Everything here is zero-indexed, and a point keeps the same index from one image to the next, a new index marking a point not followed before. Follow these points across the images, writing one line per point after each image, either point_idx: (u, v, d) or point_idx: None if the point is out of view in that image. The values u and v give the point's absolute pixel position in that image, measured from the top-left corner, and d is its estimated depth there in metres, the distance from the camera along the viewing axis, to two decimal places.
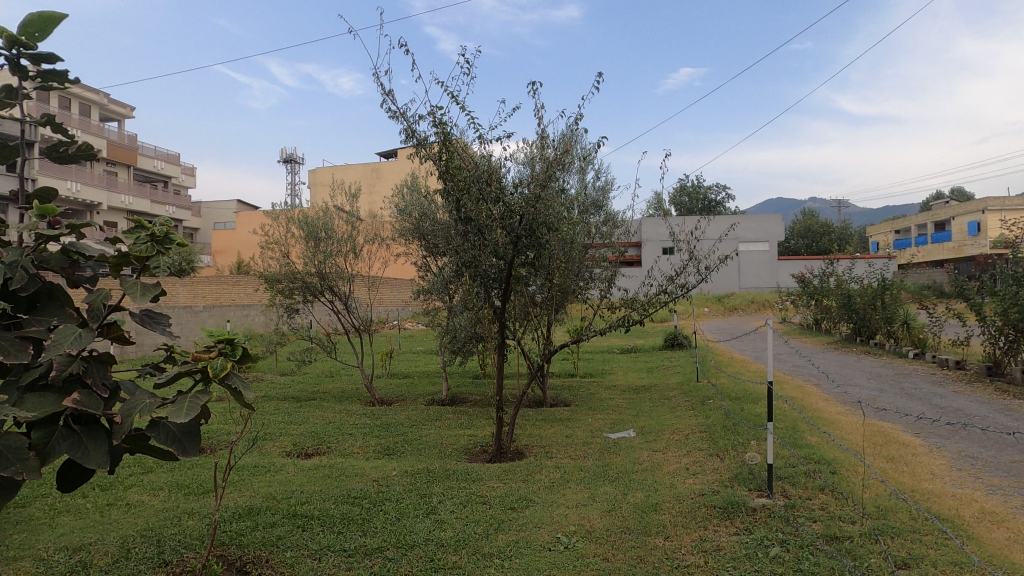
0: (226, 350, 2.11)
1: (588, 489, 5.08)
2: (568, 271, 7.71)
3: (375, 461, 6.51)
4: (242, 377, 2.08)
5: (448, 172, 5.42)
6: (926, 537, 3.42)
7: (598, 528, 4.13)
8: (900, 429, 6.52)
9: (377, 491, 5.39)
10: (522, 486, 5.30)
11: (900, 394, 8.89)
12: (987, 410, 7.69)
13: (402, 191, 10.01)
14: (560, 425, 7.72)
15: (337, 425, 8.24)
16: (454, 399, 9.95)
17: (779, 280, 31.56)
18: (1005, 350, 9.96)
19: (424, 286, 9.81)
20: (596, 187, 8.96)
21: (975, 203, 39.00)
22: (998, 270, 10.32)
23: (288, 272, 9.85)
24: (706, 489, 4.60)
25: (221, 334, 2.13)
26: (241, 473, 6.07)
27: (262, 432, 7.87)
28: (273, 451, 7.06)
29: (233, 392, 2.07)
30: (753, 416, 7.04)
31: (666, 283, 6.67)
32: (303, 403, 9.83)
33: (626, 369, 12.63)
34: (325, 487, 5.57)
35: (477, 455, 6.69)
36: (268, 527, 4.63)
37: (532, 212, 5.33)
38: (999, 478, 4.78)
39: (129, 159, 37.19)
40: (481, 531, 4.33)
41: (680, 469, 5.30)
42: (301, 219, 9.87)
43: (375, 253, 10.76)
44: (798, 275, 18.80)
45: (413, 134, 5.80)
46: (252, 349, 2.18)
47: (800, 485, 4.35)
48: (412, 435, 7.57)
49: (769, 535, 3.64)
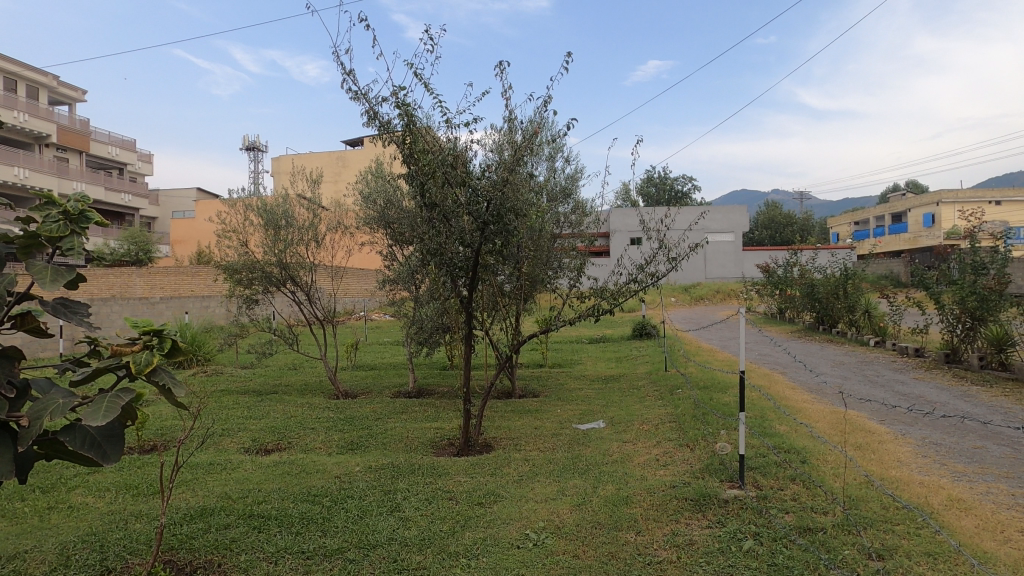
0: (154, 342, 1.87)
1: (557, 482, 4.96)
2: (536, 260, 7.57)
3: (338, 457, 6.28)
4: (172, 373, 1.85)
5: (412, 155, 5.19)
6: (900, 527, 3.38)
7: (569, 523, 4.00)
8: (865, 417, 6.57)
9: (339, 488, 5.17)
10: (490, 480, 5.16)
11: (863, 382, 9.01)
12: (947, 396, 7.83)
13: (366, 177, 9.71)
14: (529, 417, 7.59)
15: (299, 420, 7.97)
16: (421, 391, 9.75)
17: (744, 270, 32.05)
18: (961, 338, 10.19)
19: (389, 276, 9.55)
20: (564, 175, 8.80)
21: (930, 195, 40.14)
22: (957, 258, 10.51)
23: (247, 262, 9.47)
24: (677, 480, 4.52)
25: (148, 324, 1.89)
26: (195, 472, 5.78)
27: (219, 428, 7.57)
28: (231, 447, 6.78)
29: (161, 390, 1.84)
30: (722, 405, 7.01)
31: (636, 271, 6.57)
32: (264, 397, 9.52)
33: (594, 359, 12.61)
34: (284, 485, 5.33)
35: (444, 448, 6.53)
36: (222, 529, 4.39)
37: (500, 197, 5.12)
38: (963, 465, 4.81)
39: (82, 145, 35.73)
40: (447, 529, 4.17)
41: (650, 461, 5.22)
42: (260, 207, 9.51)
43: (339, 242, 10.46)
44: (762, 265, 19.03)
45: (375, 116, 5.55)
46: (184, 342, 1.95)
47: (771, 475, 4.29)
48: (377, 429, 7.35)
49: (742, 528, 3.57)
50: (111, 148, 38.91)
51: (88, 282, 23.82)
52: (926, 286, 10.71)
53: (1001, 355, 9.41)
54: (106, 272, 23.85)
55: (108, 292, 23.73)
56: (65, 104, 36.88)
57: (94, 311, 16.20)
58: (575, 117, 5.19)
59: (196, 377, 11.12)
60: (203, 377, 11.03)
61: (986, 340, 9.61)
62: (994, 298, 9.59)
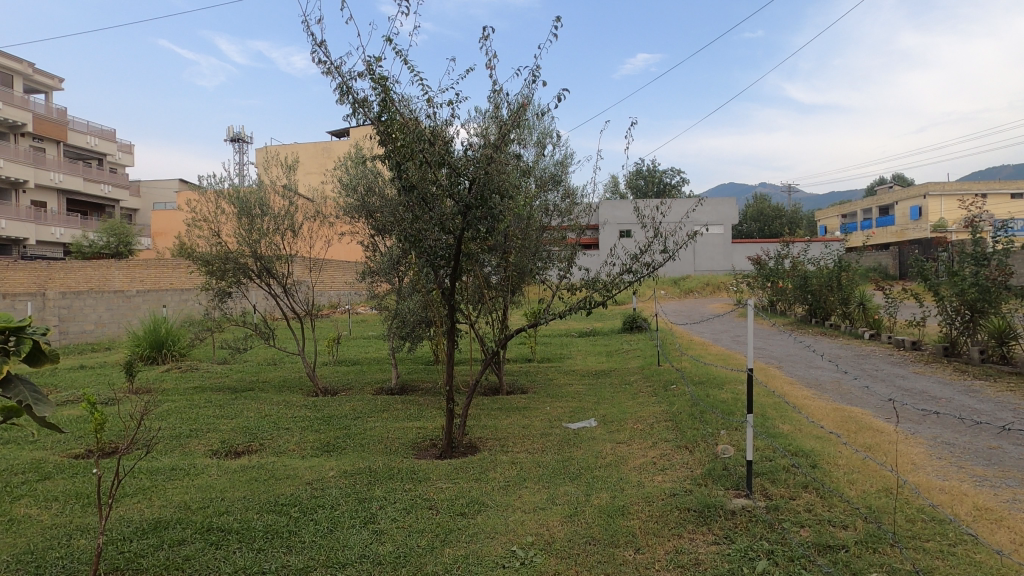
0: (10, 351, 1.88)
1: (547, 489, 4.57)
2: (523, 250, 7.19)
3: (312, 460, 5.86)
4: (31, 387, 1.89)
5: (388, 132, 4.73)
6: (931, 545, 3.02)
7: (559, 538, 3.61)
8: (870, 414, 6.24)
9: (310, 496, 4.75)
10: (475, 487, 4.76)
11: (862, 376, 8.69)
12: (951, 391, 7.52)
13: (345, 164, 9.24)
14: (516, 415, 7.20)
15: (274, 419, 7.53)
16: (404, 387, 9.33)
17: (733, 262, 31.85)
18: (961, 330, 9.93)
19: (370, 267, 9.10)
20: (553, 161, 8.36)
21: (918, 187, 40.10)
22: (956, 249, 10.24)
23: (219, 254, 8.97)
24: (676, 488, 4.14)
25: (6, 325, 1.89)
26: (154, 479, 5.33)
27: (188, 429, 7.12)
28: (198, 450, 6.34)
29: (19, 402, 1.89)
30: (718, 403, 6.66)
31: (630, 261, 6.18)
32: (239, 395, 9.06)
33: (584, 353, 12.25)
34: (251, 492, 4.90)
35: (426, 450, 6.13)
36: (175, 546, 3.96)
37: (484, 179, 4.69)
38: (982, 468, 4.47)
39: (59, 134, 34.75)
40: (425, 544, 3.76)
41: (646, 464, 4.85)
42: (233, 195, 9.01)
43: (317, 231, 9.98)
44: (754, 257, 18.71)
45: (349, 92, 5.09)
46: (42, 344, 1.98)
47: (781, 482, 3.93)
48: (357, 429, 6.93)
49: (753, 545, 3.20)
50: (90, 138, 37.94)
51: (65, 275, 23.28)
52: (925, 278, 10.41)
53: (1003, 349, 9.24)
54: (84, 265, 23.25)
55: (85, 285, 23.18)
56: (41, 92, 35.89)
57: (67, 305, 15.63)
58: (568, 89, 4.73)
59: (169, 374, 10.64)
60: (176, 374, 10.57)
61: (987, 333, 9.45)
62: (996, 289, 9.30)
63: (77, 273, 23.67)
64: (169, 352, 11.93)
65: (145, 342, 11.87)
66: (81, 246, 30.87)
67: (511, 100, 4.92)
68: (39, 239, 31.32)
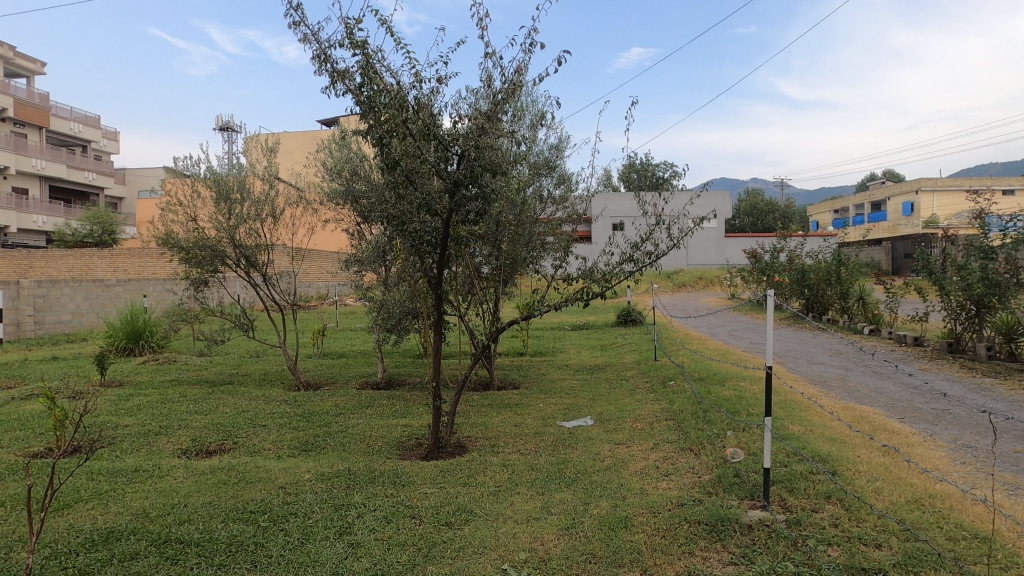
0: None
1: (540, 495, 4.20)
2: (516, 237, 6.76)
3: (287, 461, 5.44)
4: None
5: (369, 103, 4.29)
6: (977, 570, 2.66)
7: (555, 555, 3.23)
8: (882, 414, 5.89)
9: (282, 503, 4.34)
10: (462, 493, 4.38)
11: (867, 373, 8.37)
12: (962, 389, 7.22)
13: (330, 147, 8.77)
14: (508, 412, 6.82)
15: (250, 415, 7.11)
16: (391, 381, 8.94)
17: (727, 256, 31.70)
18: (965, 325, 9.66)
19: (356, 256, 8.66)
20: (548, 144, 7.93)
21: (910, 183, 40.14)
22: (964, 243, 9.92)
23: (195, 241, 8.49)
24: (684, 497, 3.76)
25: None
26: (113, 482, 4.90)
27: (158, 426, 6.70)
28: (166, 449, 5.91)
29: None
30: (722, 401, 6.30)
31: (631, 249, 5.76)
32: (216, 389, 8.62)
33: (578, 347, 11.88)
34: (218, 497, 4.48)
35: (411, 450, 5.74)
36: (126, 561, 3.55)
37: (476, 155, 4.25)
38: (1012, 474, 4.13)
39: (41, 120, 33.87)
40: (406, 561, 3.37)
41: (649, 469, 4.49)
42: (210, 177, 8.52)
43: (300, 218, 9.51)
44: (749, 251, 18.47)
45: (327, 61, 4.63)
46: None
47: (801, 492, 3.56)
48: (338, 427, 6.53)
49: (775, 566, 2.83)
50: (73, 124, 37.07)
51: (45, 263, 22.73)
52: (929, 272, 10.08)
53: (1011, 345, 9.02)
54: (65, 254, 22.66)
55: (67, 274, 22.71)
56: (22, 76, 34.98)
57: (43, 294, 15.04)
58: (570, 53, 4.28)
59: (145, 366, 10.19)
60: (153, 367, 10.12)
61: (993, 329, 9.24)
62: (1004, 284, 9.03)
63: (59, 262, 23.11)
64: (147, 344, 11.45)
65: (121, 332, 11.38)
66: (64, 234, 30.14)
67: (505, 66, 4.47)
68: (21, 226, 30.63)
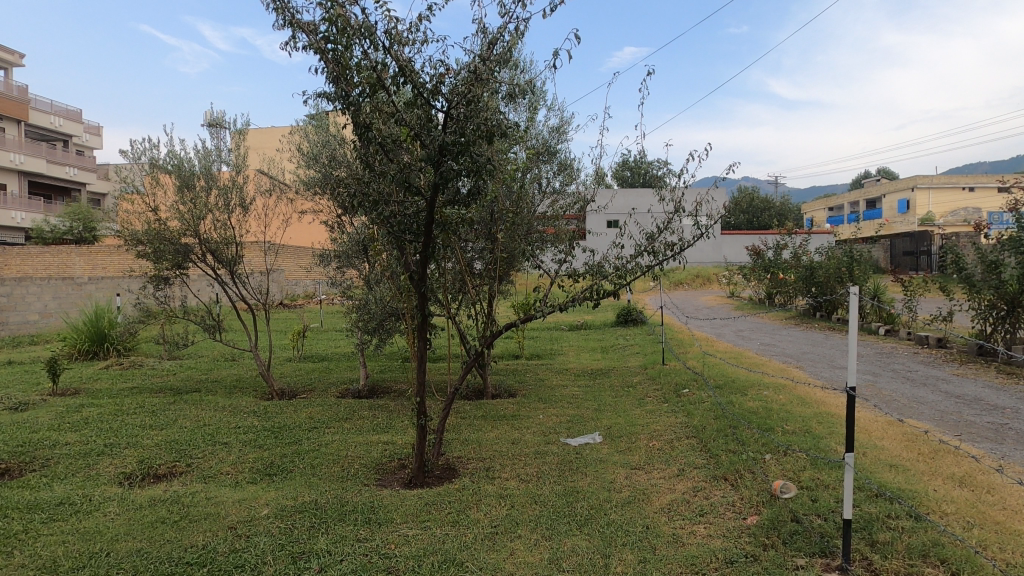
0: None
1: (551, 541, 3.39)
2: (513, 228, 5.92)
3: (244, 489, 4.60)
4: None
5: (337, 56, 3.45)
6: None
7: None
8: (935, 430, 5.12)
9: (227, 551, 3.49)
10: (453, 536, 3.57)
11: (898, 380, 7.62)
12: (1010, 399, 6.46)
13: (305, 130, 7.92)
14: (505, 426, 5.99)
15: (212, 430, 6.26)
16: (374, 389, 8.12)
17: (724, 254, 31.04)
18: (996, 326, 8.95)
19: (334, 250, 7.81)
20: (547, 126, 7.10)
21: (907, 180, 39.57)
22: (993, 238, 9.21)
23: (153, 234, 7.59)
24: (734, 552, 2.99)
25: None
26: (29, 520, 4.05)
27: (104, 444, 5.85)
28: (107, 473, 5.06)
29: None
30: (751, 414, 5.49)
31: (648, 240, 4.95)
32: (180, 398, 7.76)
33: (577, 349, 11.08)
34: (150, 543, 3.64)
35: (393, 473, 4.93)
36: None
37: (468, 118, 3.42)
38: None
39: (19, 114, 32.70)
40: None
41: (680, 505, 3.69)
42: (170, 163, 7.62)
43: (274, 209, 8.65)
44: (751, 248, 17.61)
45: (285, 8, 3.75)
46: None
47: (887, 550, 2.78)
48: (310, 445, 5.69)
49: None
50: (54, 119, 35.97)
51: (20, 261, 21.76)
52: (956, 268, 9.36)
53: None
54: (42, 251, 21.69)
55: (45, 271, 21.82)
56: None
57: (7, 292, 14.07)
58: None
59: (106, 371, 9.31)
60: (115, 372, 9.25)
61: None
62: None
63: (36, 259, 22.16)
64: (112, 347, 10.56)
65: (84, 335, 10.49)
66: (42, 231, 29.16)
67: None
68: None
